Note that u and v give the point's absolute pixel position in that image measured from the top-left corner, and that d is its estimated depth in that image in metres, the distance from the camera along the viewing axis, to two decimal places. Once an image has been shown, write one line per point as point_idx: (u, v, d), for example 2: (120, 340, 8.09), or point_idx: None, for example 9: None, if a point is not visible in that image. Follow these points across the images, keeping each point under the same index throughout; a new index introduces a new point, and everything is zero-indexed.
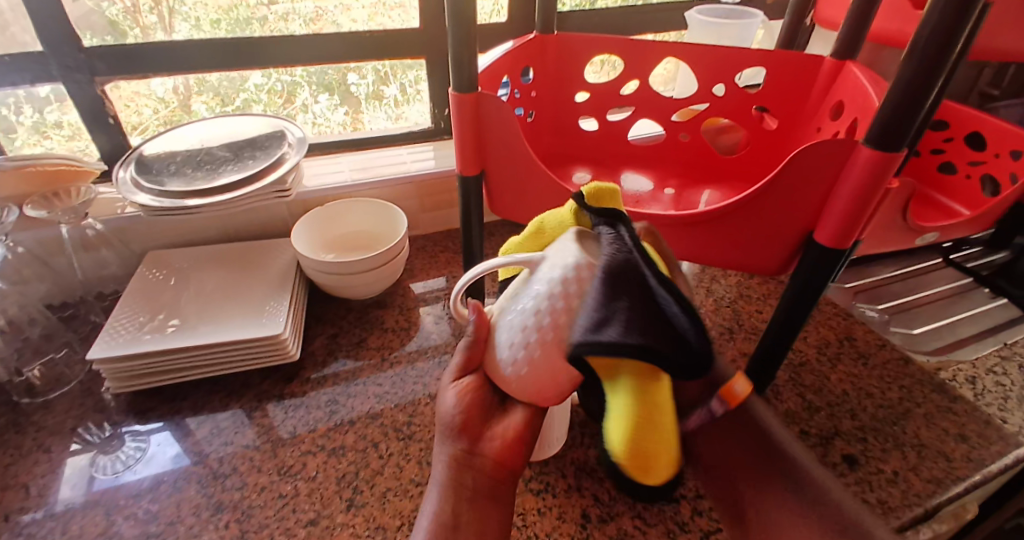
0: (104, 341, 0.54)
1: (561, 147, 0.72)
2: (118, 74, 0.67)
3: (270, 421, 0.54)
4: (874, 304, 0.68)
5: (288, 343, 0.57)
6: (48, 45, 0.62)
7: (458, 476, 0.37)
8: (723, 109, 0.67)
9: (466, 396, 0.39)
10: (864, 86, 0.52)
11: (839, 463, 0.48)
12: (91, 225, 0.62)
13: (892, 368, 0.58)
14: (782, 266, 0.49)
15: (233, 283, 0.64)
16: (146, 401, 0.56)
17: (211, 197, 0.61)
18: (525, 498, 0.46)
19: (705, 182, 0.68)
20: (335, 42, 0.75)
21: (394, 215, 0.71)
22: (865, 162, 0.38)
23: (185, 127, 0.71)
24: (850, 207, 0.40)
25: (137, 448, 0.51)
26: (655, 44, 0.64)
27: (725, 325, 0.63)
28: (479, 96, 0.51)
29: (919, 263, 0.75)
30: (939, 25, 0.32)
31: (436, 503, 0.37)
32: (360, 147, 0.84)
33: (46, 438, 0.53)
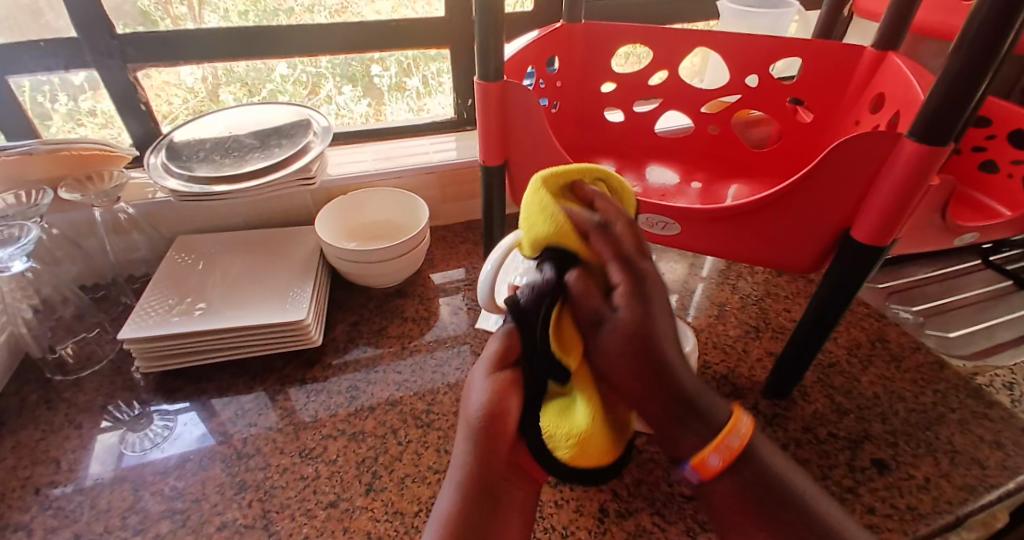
0: (133, 322, 0.55)
1: (585, 138, 0.71)
2: (149, 62, 0.68)
3: (292, 404, 0.54)
4: (908, 306, 0.66)
5: (311, 329, 0.57)
6: (82, 33, 0.64)
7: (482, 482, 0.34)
8: (755, 102, 0.66)
9: (503, 396, 0.34)
10: (907, 78, 0.50)
11: (867, 467, 0.47)
12: (121, 210, 0.63)
13: (926, 372, 0.56)
14: (816, 263, 0.47)
15: (258, 269, 0.65)
16: (172, 382, 0.57)
17: (238, 184, 0.61)
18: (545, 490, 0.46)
19: (734, 176, 0.66)
20: (360, 32, 0.75)
21: (416, 206, 0.71)
22: (909, 156, 0.36)
23: (214, 115, 0.72)
24: (890, 202, 0.38)
25: (164, 426, 0.53)
26: (686, 33, 0.62)
27: (751, 324, 0.62)
28: (505, 85, 0.51)
29: (956, 264, 0.72)
30: (994, 11, 0.30)
31: (449, 505, 0.34)
32: (383, 138, 0.84)
33: (78, 415, 0.54)
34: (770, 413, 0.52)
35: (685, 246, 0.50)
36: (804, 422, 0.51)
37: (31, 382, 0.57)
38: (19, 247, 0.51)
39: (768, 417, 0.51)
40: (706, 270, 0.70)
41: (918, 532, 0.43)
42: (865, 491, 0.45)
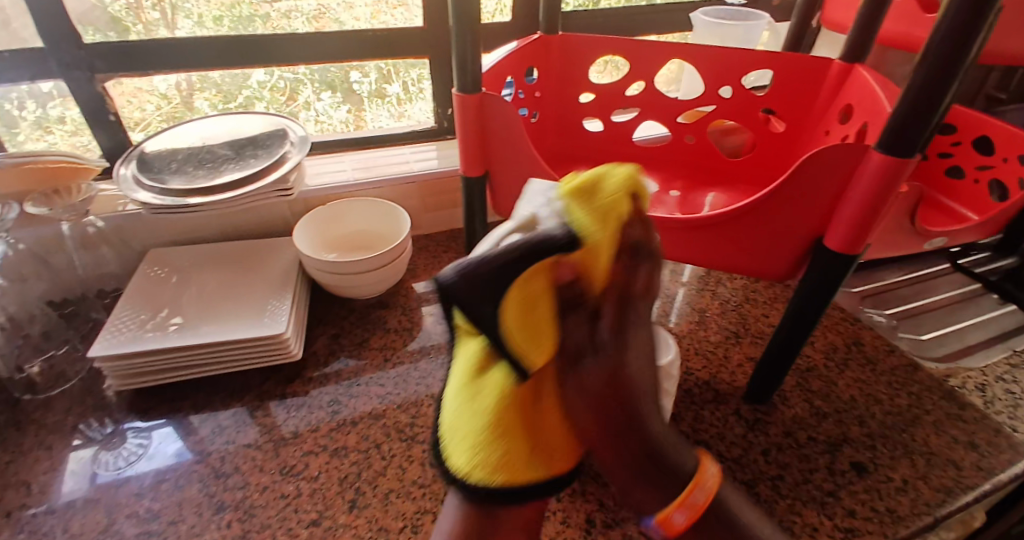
0: (104, 340, 0.53)
1: (566, 147, 0.71)
2: (121, 71, 0.67)
3: (272, 420, 0.53)
4: (881, 309, 0.67)
5: (290, 342, 0.56)
6: (50, 41, 0.62)
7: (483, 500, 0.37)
8: (729, 112, 0.67)
9: None
10: (873, 90, 0.52)
11: (847, 470, 0.48)
12: (91, 223, 0.62)
13: (900, 375, 0.58)
14: (791, 271, 0.48)
15: (236, 282, 0.63)
16: (147, 400, 0.55)
17: (211, 196, 0.60)
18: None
19: (711, 184, 0.67)
20: (339, 39, 0.74)
21: (398, 216, 0.70)
22: (877, 167, 0.37)
23: (189, 124, 0.71)
24: (860, 212, 0.39)
25: (138, 445, 0.51)
26: (662, 45, 0.63)
27: (731, 329, 0.63)
28: (485, 96, 0.51)
29: (925, 267, 0.75)
30: (955, 29, 0.31)
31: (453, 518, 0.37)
32: (364, 146, 0.84)
33: (46, 436, 0.52)
34: (752, 418, 0.52)
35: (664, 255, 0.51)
36: (784, 426, 0.52)
37: None
38: None
39: (749, 423, 0.52)
40: (687, 276, 0.71)
41: (898, 533, 0.44)
42: (846, 495, 0.46)
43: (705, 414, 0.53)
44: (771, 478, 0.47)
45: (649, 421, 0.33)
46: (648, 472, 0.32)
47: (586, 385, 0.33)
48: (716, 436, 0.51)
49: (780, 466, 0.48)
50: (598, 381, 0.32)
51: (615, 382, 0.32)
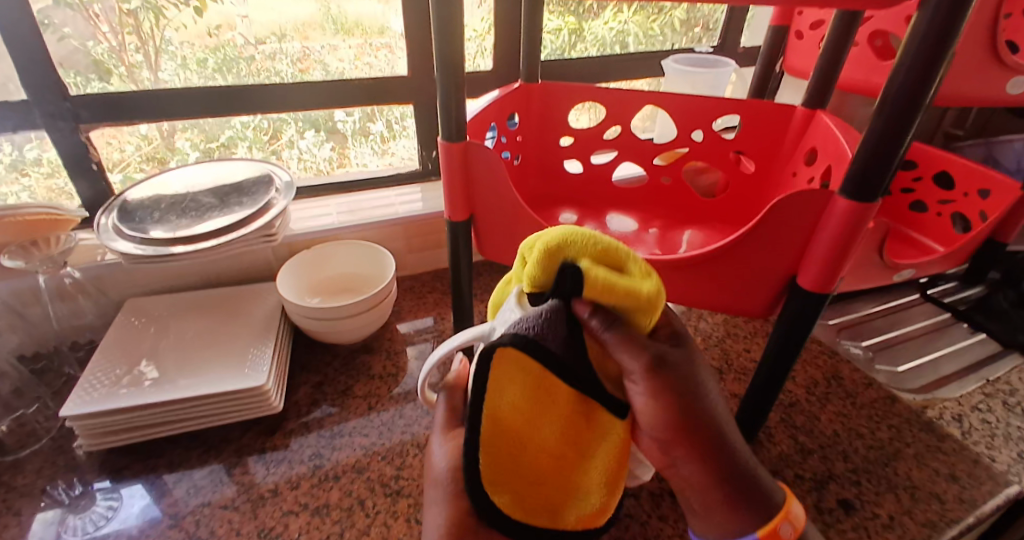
0: (76, 398, 0.51)
1: (546, 188, 0.73)
2: (105, 121, 0.67)
3: (251, 477, 0.52)
4: (857, 341, 0.69)
5: (271, 394, 0.55)
6: (36, 93, 0.63)
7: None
8: (703, 154, 0.69)
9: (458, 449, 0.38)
10: (835, 134, 0.54)
11: (834, 508, 0.48)
12: (68, 274, 0.61)
13: (879, 408, 0.58)
14: (769, 309, 0.49)
15: (214, 332, 0.62)
16: (120, 459, 0.53)
17: (194, 244, 0.60)
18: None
19: (688, 223, 0.69)
20: (323, 82, 0.76)
21: (382, 258, 0.71)
22: (842, 212, 0.39)
23: (171, 172, 0.71)
24: (830, 254, 0.41)
25: (108, 507, 0.49)
26: (636, 92, 0.66)
27: (715, 366, 0.63)
28: (468, 145, 0.52)
29: (897, 299, 0.77)
30: (906, 86, 0.34)
31: None
32: (348, 189, 0.85)
33: (13, 501, 0.50)
34: None
35: None
36: (771, 464, 0.52)
37: None
38: None
39: None
40: (667, 311, 0.72)
41: None
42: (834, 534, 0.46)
43: None
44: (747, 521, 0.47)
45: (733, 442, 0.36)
46: (737, 491, 0.35)
47: (676, 416, 0.33)
48: None
49: None
50: (674, 401, 0.33)
51: (693, 412, 0.34)
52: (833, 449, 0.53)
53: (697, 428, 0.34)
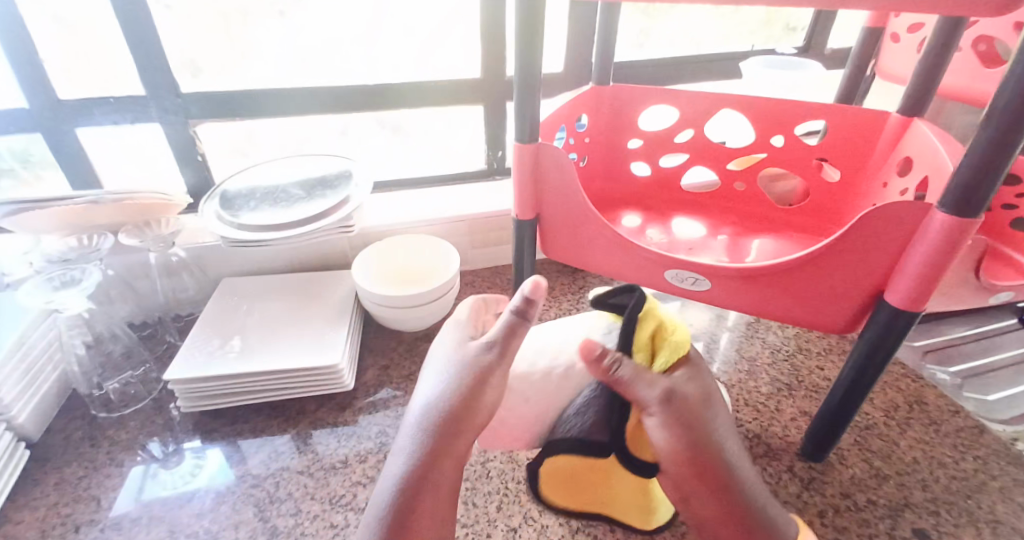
0: (178, 364, 0.57)
1: (613, 190, 0.73)
2: (208, 117, 0.73)
3: (321, 449, 0.55)
4: (945, 366, 0.64)
5: (344, 373, 0.59)
6: (149, 90, 0.69)
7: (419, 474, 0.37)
8: (782, 160, 0.67)
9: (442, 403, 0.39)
10: (933, 143, 0.51)
11: (909, 538, 0.46)
12: (176, 253, 0.67)
13: (965, 437, 0.55)
14: (851, 325, 0.47)
15: (294, 312, 0.67)
16: (210, 422, 0.58)
17: (280, 232, 0.64)
18: (558, 533, 0.48)
19: (761, 231, 0.67)
20: (394, 86, 0.79)
21: (448, 253, 0.73)
22: (940, 226, 0.37)
23: (262, 165, 0.76)
24: (922, 270, 0.39)
25: (196, 465, 0.54)
26: (712, 96, 0.64)
27: (782, 380, 0.61)
28: (541, 146, 0.53)
29: (991, 323, 0.71)
30: (1019, 93, 0.31)
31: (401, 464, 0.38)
32: (417, 186, 0.88)
33: (119, 452, 0.56)
34: (807, 476, 0.51)
35: (713, 303, 0.52)
36: (841, 486, 0.50)
37: (77, 417, 0.59)
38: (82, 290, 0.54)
39: (804, 481, 0.50)
40: (733, 321, 0.71)
41: None
42: None
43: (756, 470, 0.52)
44: None
45: (740, 470, 0.40)
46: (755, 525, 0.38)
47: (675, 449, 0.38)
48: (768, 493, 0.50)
49: (837, 529, 0.46)
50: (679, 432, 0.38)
51: (721, 462, 0.39)
52: (910, 476, 0.51)
53: (702, 447, 0.39)
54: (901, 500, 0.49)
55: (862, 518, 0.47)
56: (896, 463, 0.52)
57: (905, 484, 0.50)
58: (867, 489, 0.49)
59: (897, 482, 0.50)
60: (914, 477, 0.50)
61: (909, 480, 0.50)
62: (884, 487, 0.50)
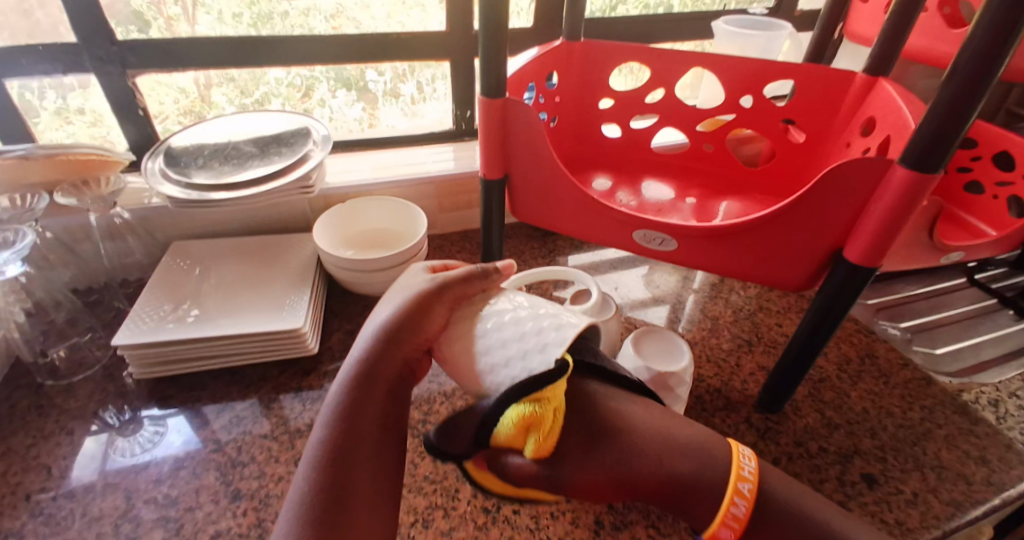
0: (128, 329, 0.55)
1: (583, 151, 0.72)
2: (149, 67, 0.68)
3: (285, 412, 0.54)
4: (896, 322, 0.67)
5: (308, 337, 0.58)
6: (82, 36, 0.64)
7: (363, 377, 0.41)
8: (751, 121, 0.67)
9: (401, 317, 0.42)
10: (896, 103, 0.52)
11: (857, 482, 0.48)
12: (118, 214, 0.63)
13: (913, 389, 0.57)
14: (811, 282, 0.49)
15: (253, 276, 0.64)
16: (167, 388, 0.56)
17: (235, 192, 0.61)
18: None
19: (728, 193, 0.67)
20: (354, 39, 0.75)
21: (414, 215, 0.71)
22: (901, 181, 0.37)
23: (212, 121, 0.72)
24: (881, 226, 0.39)
25: (154, 432, 0.52)
26: (682, 54, 0.63)
27: (744, 338, 0.63)
28: (507, 101, 0.51)
29: (941, 282, 0.74)
30: (982, 48, 0.31)
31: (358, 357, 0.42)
32: (380, 146, 0.85)
33: (69, 421, 0.53)
34: (763, 426, 0.53)
35: (679, 262, 0.52)
36: (795, 436, 0.52)
37: (21, 387, 0.56)
38: (14, 252, 0.50)
39: (761, 431, 0.52)
40: (698, 283, 0.72)
41: None
42: (855, 505, 0.46)
43: (717, 422, 0.53)
44: None
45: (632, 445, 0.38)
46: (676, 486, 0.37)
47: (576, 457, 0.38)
48: None
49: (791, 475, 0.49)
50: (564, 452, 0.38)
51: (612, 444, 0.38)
52: (860, 424, 0.53)
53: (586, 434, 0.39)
54: (851, 448, 0.51)
55: (813, 463, 0.50)
56: (847, 412, 0.54)
57: (854, 431, 0.52)
58: (820, 437, 0.52)
59: (848, 430, 0.53)
60: (863, 425, 0.53)
61: (859, 428, 0.53)
62: (836, 436, 0.52)
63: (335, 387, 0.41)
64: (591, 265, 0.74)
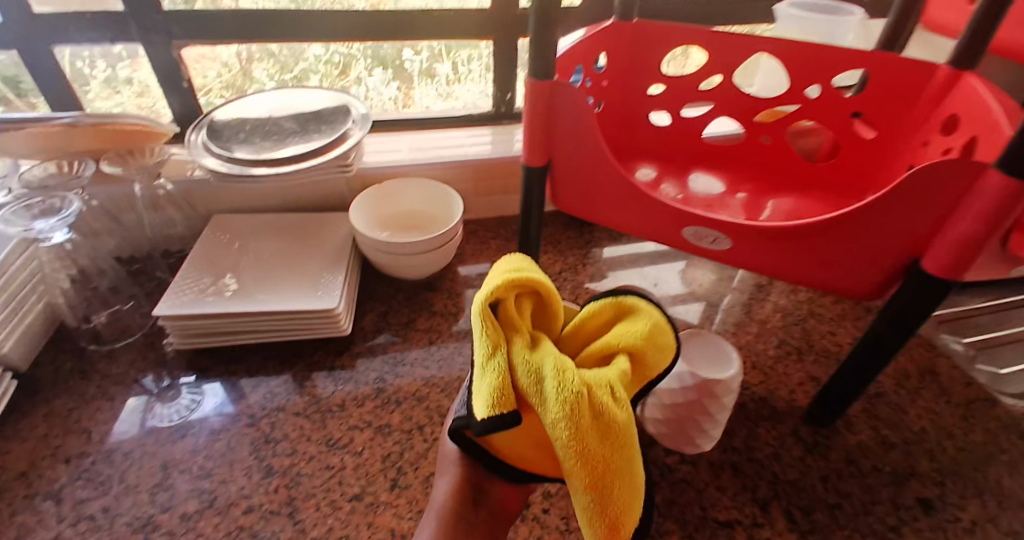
0: (169, 300, 0.55)
1: (629, 139, 0.69)
2: (193, 38, 0.67)
3: (318, 391, 0.54)
4: (958, 335, 0.63)
5: (342, 317, 0.57)
6: (130, 5, 0.63)
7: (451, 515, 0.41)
8: (814, 112, 0.63)
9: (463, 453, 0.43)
10: (986, 100, 0.47)
11: (912, 505, 0.45)
12: (161, 185, 0.64)
13: (977, 409, 0.53)
14: (878, 290, 0.45)
15: (291, 254, 0.64)
16: (203, 360, 0.57)
17: (274, 167, 0.61)
18: (556, 483, 0.47)
19: (784, 190, 0.64)
20: (399, 18, 0.73)
21: (451, 198, 0.70)
22: (995, 189, 0.34)
23: (254, 96, 0.71)
24: (967, 237, 0.36)
25: (192, 401, 0.53)
26: (743, 39, 0.59)
27: (791, 344, 0.60)
28: (556, 84, 0.49)
29: (1007, 294, 0.69)
30: None
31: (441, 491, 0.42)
32: (418, 127, 0.83)
33: (110, 387, 0.54)
34: (811, 440, 0.50)
35: (732, 262, 0.49)
36: (845, 452, 0.49)
37: (66, 350, 0.58)
38: (60, 219, 0.52)
39: (808, 445, 0.50)
40: (742, 282, 0.68)
41: None
42: (910, 530, 0.44)
43: (759, 431, 0.51)
44: (745, 505, 0.45)
45: None
46: None
47: None
48: (770, 454, 0.49)
49: (839, 493, 0.46)
50: None
51: None
52: (916, 443, 0.50)
53: None
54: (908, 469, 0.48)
55: (864, 482, 0.47)
56: (904, 430, 0.51)
57: (911, 450, 0.49)
58: (873, 454, 0.49)
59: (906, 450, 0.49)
60: (920, 445, 0.50)
61: (916, 448, 0.50)
62: (891, 455, 0.49)
63: (421, 527, 0.41)
64: (630, 258, 0.72)
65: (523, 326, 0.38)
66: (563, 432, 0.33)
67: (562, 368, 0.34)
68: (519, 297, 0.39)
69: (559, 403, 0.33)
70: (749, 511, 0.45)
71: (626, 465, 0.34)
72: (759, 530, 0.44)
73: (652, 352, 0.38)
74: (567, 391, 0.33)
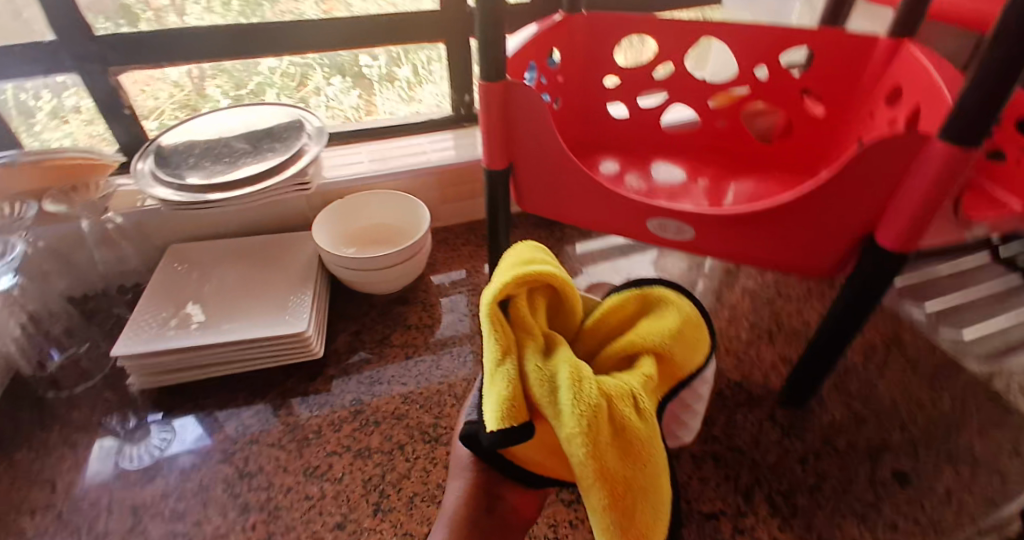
0: (127, 338, 0.53)
1: (588, 133, 0.69)
2: (132, 63, 0.65)
3: (293, 419, 0.53)
4: (920, 305, 0.64)
5: (312, 340, 0.56)
6: (59, 33, 0.60)
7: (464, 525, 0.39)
8: (764, 94, 0.64)
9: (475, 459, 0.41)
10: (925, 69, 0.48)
11: (888, 480, 0.46)
12: (109, 219, 0.62)
13: (943, 377, 0.55)
14: (840, 265, 0.46)
15: (253, 279, 0.62)
16: (170, 396, 0.55)
17: (228, 191, 0.59)
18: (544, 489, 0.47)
19: (743, 173, 0.64)
20: (349, 26, 0.71)
21: (416, 207, 0.69)
22: (937, 159, 0.34)
23: (204, 117, 0.69)
24: (917, 209, 0.37)
25: (162, 439, 0.51)
26: (691, 26, 0.60)
27: (763, 326, 0.61)
28: (509, 85, 0.48)
29: (964, 258, 0.71)
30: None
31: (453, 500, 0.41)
32: (379, 137, 0.81)
33: (71, 434, 0.52)
34: (787, 422, 0.51)
35: (697, 250, 0.50)
36: (822, 432, 0.50)
37: (22, 398, 0.55)
38: (5, 263, 0.51)
39: (785, 428, 0.50)
40: (711, 268, 0.69)
41: None
42: (887, 506, 0.45)
43: (738, 417, 0.51)
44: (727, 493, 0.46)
45: None
46: None
47: None
48: (749, 440, 0.49)
49: (818, 474, 0.47)
50: None
51: None
52: (888, 416, 0.51)
53: None
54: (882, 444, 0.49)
55: (841, 462, 0.48)
56: (876, 404, 0.52)
57: (883, 423, 0.51)
58: (848, 432, 0.50)
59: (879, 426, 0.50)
60: (892, 418, 0.51)
61: (889, 420, 0.51)
62: (866, 430, 0.50)
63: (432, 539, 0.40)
64: (600, 253, 0.72)
65: (536, 328, 0.34)
66: (579, 448, 0.29)
67: (579, 375, 0.30)
68: (532, 295, 0.35)
69: (574, 416, 0.29)
70: (733, 501, 0.45)
71: (653, 482, 0.31)
72: (743, 522, 0.44)
73: (678, 351, 0.36)
74: (584, 402, 0.29)
